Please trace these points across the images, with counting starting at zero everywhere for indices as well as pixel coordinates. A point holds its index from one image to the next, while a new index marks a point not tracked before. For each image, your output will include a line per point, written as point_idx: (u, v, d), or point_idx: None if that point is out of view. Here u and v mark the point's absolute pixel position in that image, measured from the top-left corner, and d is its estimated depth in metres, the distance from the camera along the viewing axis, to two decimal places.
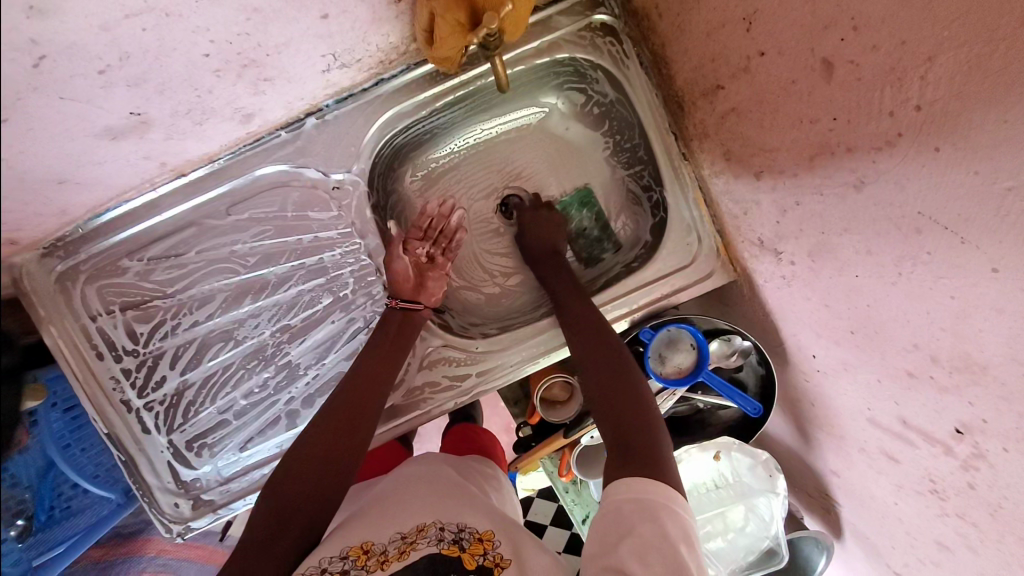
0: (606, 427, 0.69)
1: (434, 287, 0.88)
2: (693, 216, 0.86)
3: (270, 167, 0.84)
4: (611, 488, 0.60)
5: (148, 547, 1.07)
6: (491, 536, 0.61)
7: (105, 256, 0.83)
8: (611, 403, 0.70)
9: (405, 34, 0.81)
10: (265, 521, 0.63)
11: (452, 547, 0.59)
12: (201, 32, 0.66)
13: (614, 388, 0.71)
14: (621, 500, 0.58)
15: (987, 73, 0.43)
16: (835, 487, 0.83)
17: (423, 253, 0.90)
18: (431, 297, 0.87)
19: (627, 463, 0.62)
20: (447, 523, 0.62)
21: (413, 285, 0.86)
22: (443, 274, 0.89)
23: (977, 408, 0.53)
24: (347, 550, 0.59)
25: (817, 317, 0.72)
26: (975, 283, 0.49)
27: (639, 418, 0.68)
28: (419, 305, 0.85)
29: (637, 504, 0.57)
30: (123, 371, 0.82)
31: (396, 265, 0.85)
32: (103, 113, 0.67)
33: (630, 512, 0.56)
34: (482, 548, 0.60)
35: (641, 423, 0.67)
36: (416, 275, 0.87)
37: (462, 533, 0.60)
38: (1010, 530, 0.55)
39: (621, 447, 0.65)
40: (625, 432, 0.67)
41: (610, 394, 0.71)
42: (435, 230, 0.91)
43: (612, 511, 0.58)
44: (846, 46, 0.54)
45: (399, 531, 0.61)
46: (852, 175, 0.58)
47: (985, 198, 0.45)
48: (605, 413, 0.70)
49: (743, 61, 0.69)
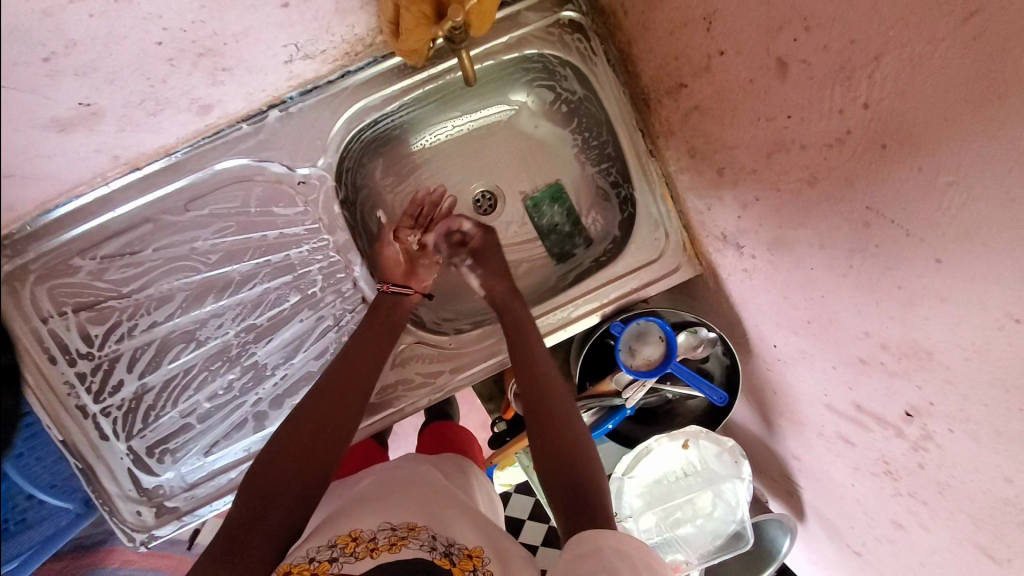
0: (545, 445, 0.72)
1: (424, 275, 0.89)
2: (661, 211, 0.88)
3: (231, 162, 0.82)
4: (589, 535, 0.59)
5: (111, 558, 1.03)
6: (480, 553, 0.60)
7: (56, 254, 0.79)
8: (557, 447, 0.71)
9: (371, 26, 0.80)
10: (233, 529, 0.61)
11: (443, 559, 0.58)
12: (153, 19, 0.63)
13: (558, 430, 0.73)
14: (602, 544, 0.57)
15: (928, 73, 0.45)
16: (797, 472, 0.86)
17: (414, 242, 0.90)
18: (421, 284, 0.87)
19: (578, 510, 0.64)
20: (438, 533, 0.61)
21: (404, 271, 0.87)
22: (434, 264, 0.89)
23: (924, 391, 0.56)
24: (336, 538, 0.59)
25: (777, 309, 0.74)
26: (921, 274, 0.51)
27: (574, 437, 0.73)
28: (409, 291, 0.85)
29: (618, 552, 0.57)
30: (77, 376, 0.79)
31: (386, 252, 0.88)
32: (49, 103, 0.64)
33: (614, 555, 0.56)
34: (472, 564, 0.59)
35: (576, 441, 0.72)
36: (406, 263, 0.88)
37: (452, 548, 0.59)
38: (958, 506, 0.58)
39: (567, 492, 0.67)
40: (570, 477, 0.68)
41: (546, 414, 0.74)
42: (427, 220, 0.91)
43: (595, 554, 0.57)
44: (800, 46, 0.56)
45: (389, 521, 0.61)
46: (806, 171, 0.60)
47: (927, 190, 0.48)
48: (549, 458, 0.71)
49: (703, 60, 0.71)
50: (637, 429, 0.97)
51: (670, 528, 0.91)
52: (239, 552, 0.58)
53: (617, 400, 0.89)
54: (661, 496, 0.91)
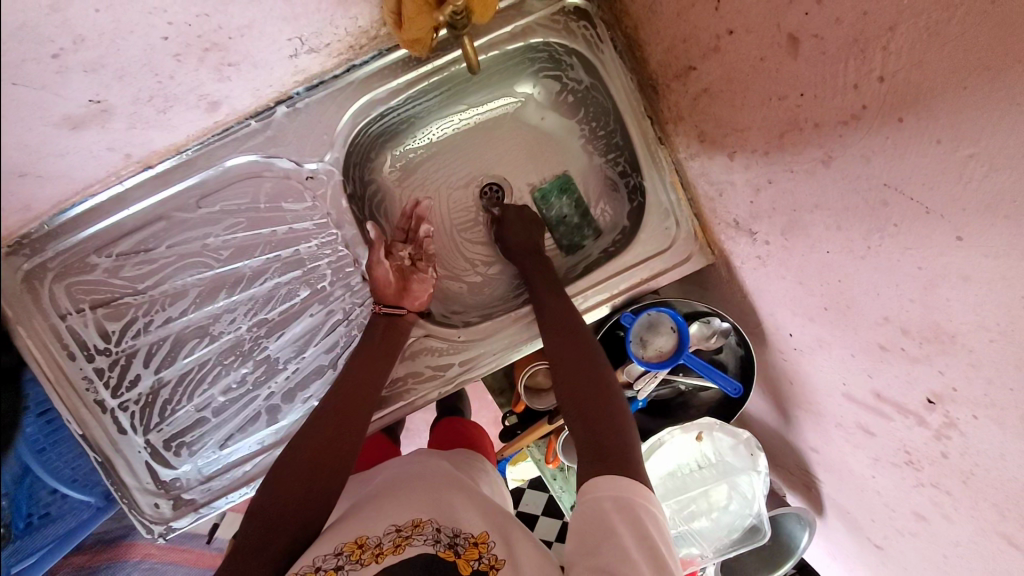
0: (579, 425, 0.69)
1: (418, 290, 0.86)
2: (671, 199, 0.86)
3: (241, 158, 0.83)
4: (590, 485, 0.61)
5: (133, 552, 1.05)
6: (486, 538, 0.60)
7: (73, 252, 0.81)
8: (585, 407, 0.70)
9: (375, 18, 0.80)
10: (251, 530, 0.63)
11: (447, 552, 0.58)
12: (158, 14, 0.64)
13: (590, 387, 0.72)
14: (600, 498, 0.59)
15: (944, 40, 0.43)
16: (815, 463, 0.84)
17: (407, 257, 0.90)
18: (415, 301, 0.85)
19: (601, 461, 0.64)
20: (443, 525, 0.61)
21: (397, 289, 0.85)
22: (427, 277, 0.88)
23: (947, 376, 0.54)
24: (342, 546, 0.59)
25: (792, 296, 0.72)
26: (941, 253, 0.49)
27: (608, 417, 0.69)
28: (403, 311, 0.84)
29: (615, 500, 0.59)
30: (95, 371, 0.80)
31: (378, 272, 0.84)
32: (60, 100, 0.65)
33: (612, 510, 0.58)
34: (477, 552, 0.59)
35: (611, 422, 0.68)
36: (399, 280, 0.86)
37: (457, 539, 0.60)
38: (982, 495, 0.56)
39: (597, 458, 0.64)
40: (595, 430, 0.68)
41: (580, 393, 0.72)
42: (416, 234, 0.91)
43: (593, 508, 0.59)
44: (811, 19, 0.55)
45: (393, 524, 0.61)
46: (821, 151, 0.59)
47: (947, 166, 0.46)
48: (577, 411, 0.71)
49: (712, 40, 0.69)
50: (650, 421, 0.95)
51: (685, 521, 0.90)
52: (263, 547, 0.61)
53: (629, 391, 0.88)
54: (675, 489, 0.90)
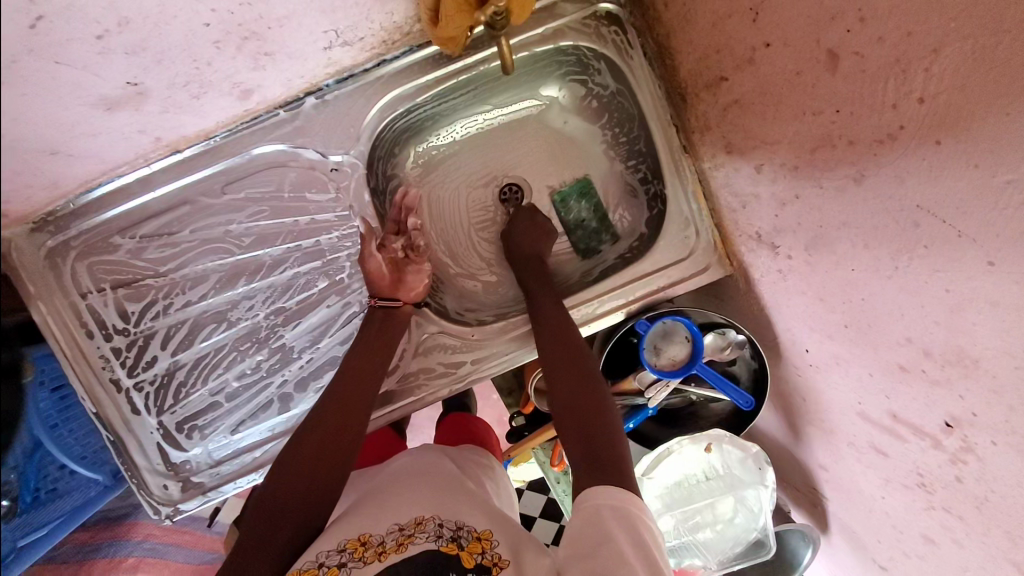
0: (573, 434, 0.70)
1: (413, 281, 0.85)
2: (692, 209, 0.86)
3: (268, 147, 0.83)
4: (581, 496, 0.61)
5: (135, 531, 1.02)
6: (490, 535, 0.61)
7: (97, 232, 0.82)
8: (580, 413, 0.71)
9: (409, 14, 0.80)
10: (253, 527, 0.63)
11: (450, 546, 0.58)
12: (201, 1, 0.65)
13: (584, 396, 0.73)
14: (598, 504, 0.59)
15: (990, 66, 0.43)
16: (822, 480, 0.84)
17: (399, 249, 0.85)
18: (410, 292, 0.84)
19: (598, 471, 0.64)
20: (445, 519, 0.61)
21: (391, 281, 0.83)
22: (422, 267, 0.85)
23: (967, 401, 0.54)
24: (346, 543, 0.59)
25: (811, 312, 0.72)
26: (971, 277, 0.49)
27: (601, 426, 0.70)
28: (398, 303, 0.83)
29: (613, 509, 0.59)
30: (113, 351, 0.81)
31: (369, 264, 0.82)
32: (98, 80, 0.66)
33: (610, 516, 0.58)
34: (480, 548, 0.59)
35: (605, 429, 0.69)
36: (392, 272, 0.83)
37: (461, 532, 0.60)
38: (996, 522, 0.56)
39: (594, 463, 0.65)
40: (593, 447, 0.67)
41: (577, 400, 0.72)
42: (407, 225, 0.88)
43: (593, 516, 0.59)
44: (853, 37, 0.54)
45: (396, 522, 0.61)
46: (853, 168, 0.58)
47: (985, 190, 0.46)
48: (570, 422, 0.71)
49: (747, 52, 0.69)
50: (657, 430, 0.95)
51: (689, 531, 0.90)
52: (270, 536, 0.62)
53: (639, 399, 0.88)
54: (680, 498, 0.90)
